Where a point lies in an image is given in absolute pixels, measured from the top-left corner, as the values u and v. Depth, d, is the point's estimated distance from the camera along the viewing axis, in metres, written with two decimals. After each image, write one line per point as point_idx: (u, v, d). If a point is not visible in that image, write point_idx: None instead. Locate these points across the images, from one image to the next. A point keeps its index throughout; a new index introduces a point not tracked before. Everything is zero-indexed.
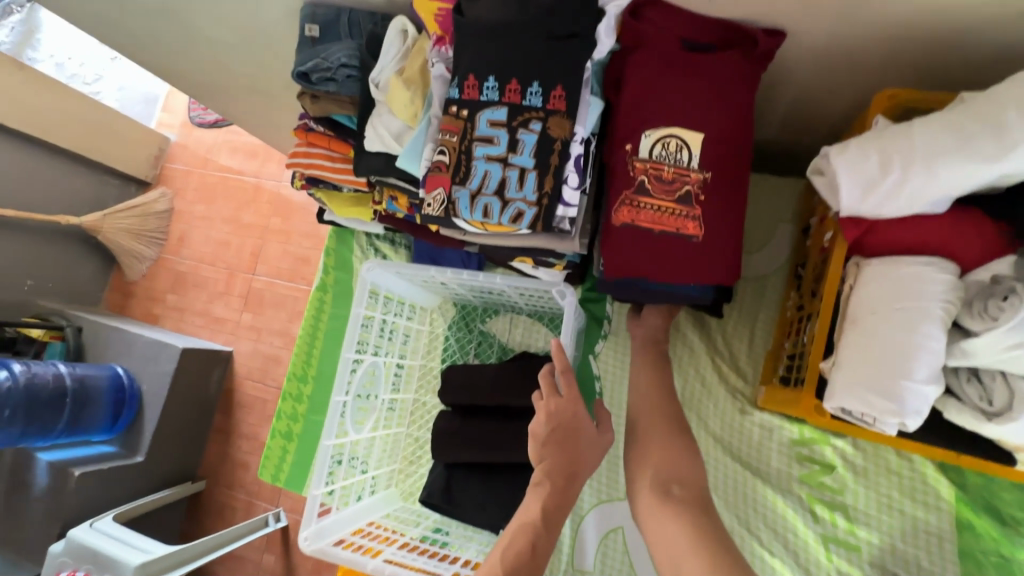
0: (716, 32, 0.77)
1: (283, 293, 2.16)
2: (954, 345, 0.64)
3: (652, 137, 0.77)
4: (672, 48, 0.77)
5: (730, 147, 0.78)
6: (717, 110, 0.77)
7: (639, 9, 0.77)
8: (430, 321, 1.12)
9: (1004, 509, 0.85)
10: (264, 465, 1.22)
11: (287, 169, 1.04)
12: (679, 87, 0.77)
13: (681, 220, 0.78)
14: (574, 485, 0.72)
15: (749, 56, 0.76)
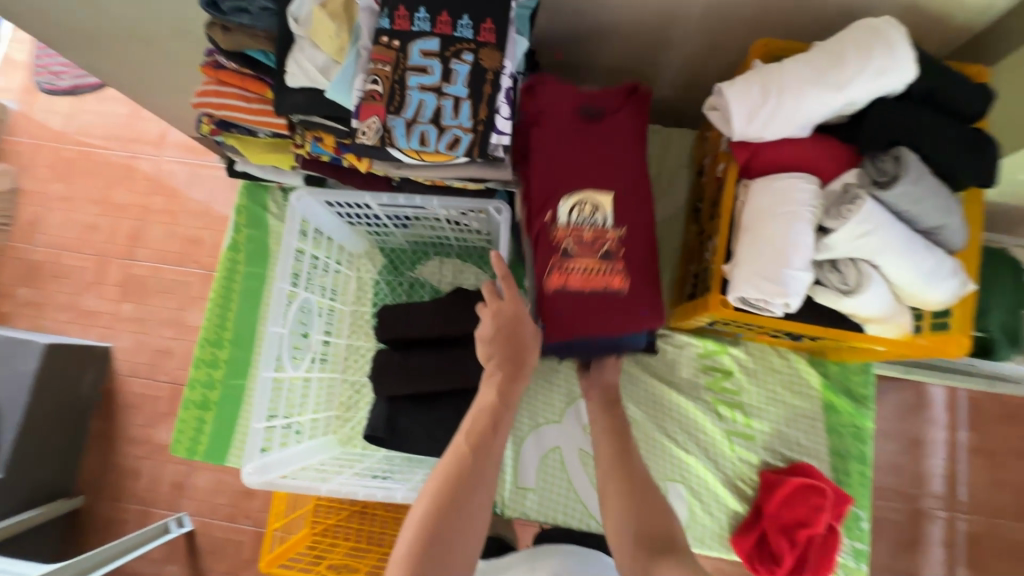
0: (605, 99, 0.91)
1: (171, 278, 1.96)
2: (820, 241, 0.79)
3: (568, 203, 0.88)
4: (568, 120, 0.90)
5: (636, 200, 0.90)
6: (619, 163, 0.89)
7: (532, 87, 0.91)
8: (358, 268, 1.16)
9: (855, 389, 1.05)
10: (176, 440, 1.12)
11: (193, 111, 0.97)
12: (581, 143, 0.89)
13: (606, 276, 0.88)
14: (522, 371, 0.84)
15: (634, 112, 0.91)
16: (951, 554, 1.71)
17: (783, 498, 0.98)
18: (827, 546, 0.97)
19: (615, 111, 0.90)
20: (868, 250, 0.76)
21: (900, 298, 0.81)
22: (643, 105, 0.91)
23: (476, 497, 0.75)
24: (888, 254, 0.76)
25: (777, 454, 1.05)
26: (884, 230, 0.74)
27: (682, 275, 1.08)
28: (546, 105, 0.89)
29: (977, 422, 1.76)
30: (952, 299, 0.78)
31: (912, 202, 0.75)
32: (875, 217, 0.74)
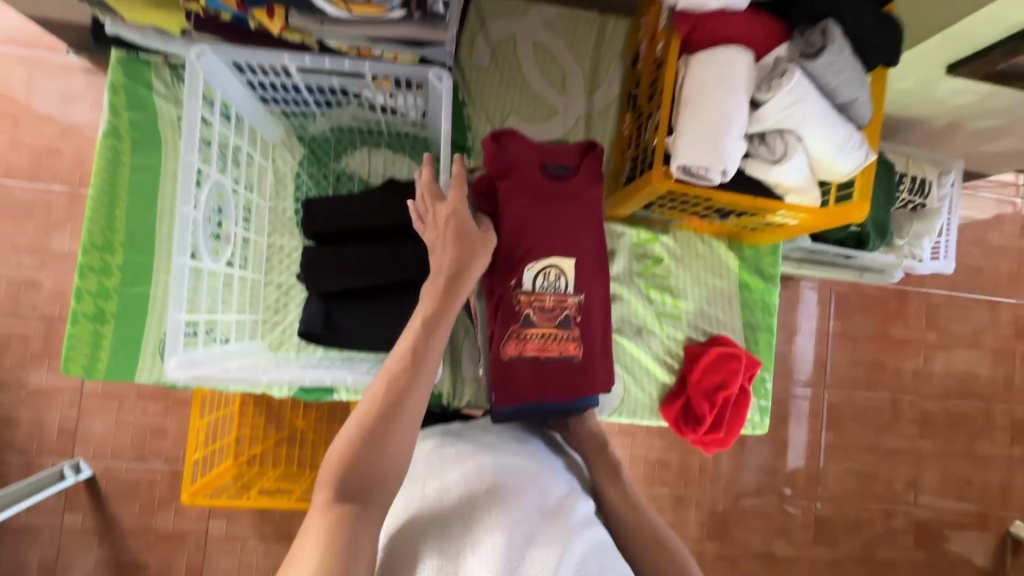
0: (571, 157, 0.92)
1: (25, 197, 1.68)
2: (752, 114, 0.83)
3: (533, 269, 0.89)
4: (537, 176, 0.89)
5: (595, 265, 0.94)
6: (582, 223, 0.92)
7: (498, 138, 0.90)
8: (275, 159, 1.04)
9: (765, 269, 1.17)
10: (67, 359, 0.96)
11: None
12: (549, 194, 0.89)
13: (563, 344, 0.92)
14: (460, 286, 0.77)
15: (596, 170, 0.93)
16: (817, 421, 2.04)
17: (705, 365, 1.08)
18: (739, 405, 1.10)
19: (580, 174, 0.91)
20: (794, 120, 0.81)
21: (817, 171, 0.88)
22: (601, 164, 0.93)
23: (415, 401, 0.71)
24: (811, 124, 0.82)
25: (699, 330, 1.15)
26: (810, 100, 0.80)
27: (618, 165, 1.10)
28: (520, 166, 0.89)
29: (841, 311, 2.07)
30: (856, 168, 0.87)
31: (834, 73, 0.80)
32: (802, 87, 0.79)
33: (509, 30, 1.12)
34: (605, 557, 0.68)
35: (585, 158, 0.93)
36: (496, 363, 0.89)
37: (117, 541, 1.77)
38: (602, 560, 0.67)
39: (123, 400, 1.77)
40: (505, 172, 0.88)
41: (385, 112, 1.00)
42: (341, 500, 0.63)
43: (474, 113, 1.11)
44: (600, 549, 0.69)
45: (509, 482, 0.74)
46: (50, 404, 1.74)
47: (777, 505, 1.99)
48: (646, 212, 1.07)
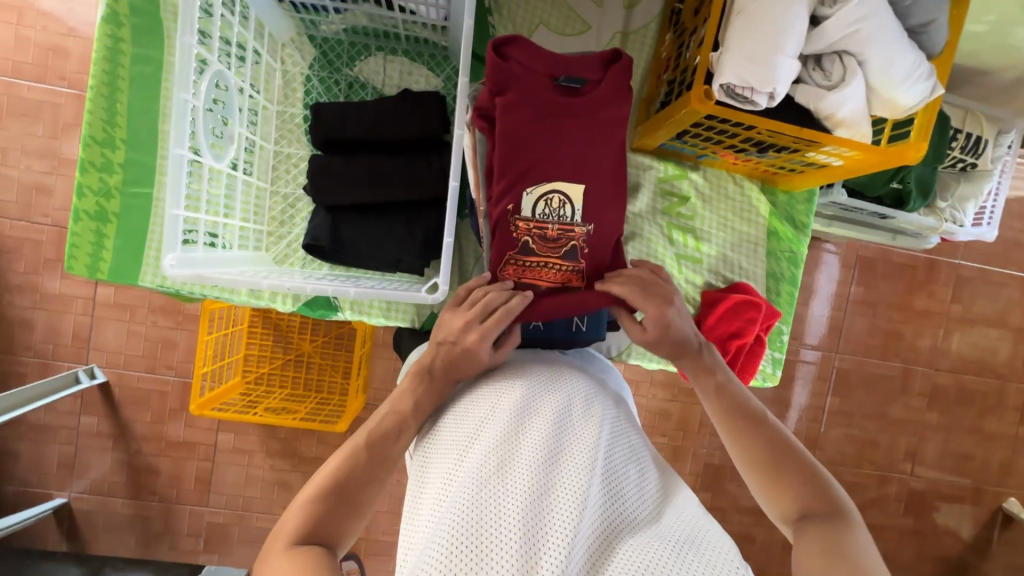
0: (590, 69, 0.82)
1: (33, 98, 1.66)
2: (811, 31, 0.74)
3: (533, 195, 0.82)
4: (544, 89, 0.81)
5: (608, 192, 0.85)
6: (593, 148, 0.83)
7: (501, 48, 0.81)
8: (284, 59, 0.97)
9: (796, 217, 1.10)
10: (71, 257, 0.94)
11: None
12: (556, 114, 0.81)
13: (567, 273, 0.86)
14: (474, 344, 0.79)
15: (616, 85, 0.82)
16: (825, 385, 2.02)
17: (723, 312, 1.04)
18: (752, 355, 1.07)
19: (600, 89, 0.82)
20: (858, 40, 0.73)
21: (874, 106, 0.80)
22: (625, 77, 0.83)
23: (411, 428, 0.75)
24: (877, 47, 0.73)
25: (719, 277, 1.10)
26: (878, 17, 0.72)
27: (651, 91, 1.02)
28: (522, 78, 0.80)
29: (864, 277, 1.99)
30: (919, 103, 0.78)
31: None
32: (870, 3, 0.72)
33: None
34: (638, 466, 0.72)
35: (610, 69, 0.83)
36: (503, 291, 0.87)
37: (130, 445, 1.84)
38: (634, 467, 0.71)
39: (134, 311, 1.79)
40: (506, 85, 0.80)
41: (402, 13, 0.92)
42: (377, 434, 0.73)
43: (500, 23, 1.02)
44: (633, 456, 0.73)
45: (545, 384, 0.76)
46: (63, 310, 1.76)
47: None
48: (676, 145, 1.00)
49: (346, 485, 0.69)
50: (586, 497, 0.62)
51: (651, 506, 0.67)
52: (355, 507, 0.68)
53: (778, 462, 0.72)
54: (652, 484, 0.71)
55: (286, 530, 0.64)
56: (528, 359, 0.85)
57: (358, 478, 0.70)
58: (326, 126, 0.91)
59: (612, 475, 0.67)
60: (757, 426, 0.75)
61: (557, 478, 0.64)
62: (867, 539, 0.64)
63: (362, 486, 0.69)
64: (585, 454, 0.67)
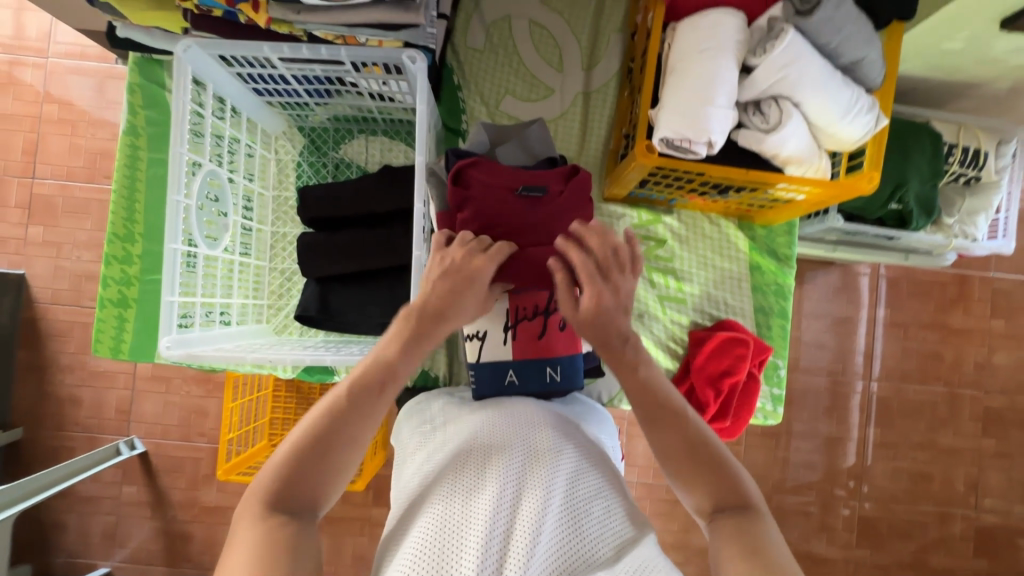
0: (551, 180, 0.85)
1: (83, 196, 1.87)
2: (743, 81, 0.78)
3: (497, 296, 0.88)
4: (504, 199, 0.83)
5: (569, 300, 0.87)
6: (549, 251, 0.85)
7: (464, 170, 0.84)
8: (277, 149, 1.08)
9: (779, 250, 1.10)
10: (96, 341, 1.05)
11: None
12: (511, 226, 0.83)
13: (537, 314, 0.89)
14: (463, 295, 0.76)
15: (575, 201, 0.86)
16: (862, 415, 1.90)
17: (712, 352, 1.03)
18: (747, 392, 1.05)
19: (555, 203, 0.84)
20: (789, 84, 0.76)
21: (822, 141, 0.82)
22: (583, 192, 0.86)
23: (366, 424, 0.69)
24: (807, 88, 0.76)
25: (706, 315, 1.10)
26: (805, 60, 0.74)
27: (616, 143, 1.07)
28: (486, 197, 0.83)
29: (891, 298, 1.91)
30: (867, 134, 0.79)
31: (834, 31, 0.74)
32: (796, 48, 0.74)
33: (505, 10, 1.10)
34: (604, 499, 0.72)
35: (569, 182, 0.86)
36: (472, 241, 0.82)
37: (167, 512, 1.92)
38: (599, 502, 0.71)
39: (169, 382, 1.91)
40: (463, 202, 0.83)
41: (378, 100, 1.01)
42: (359, 385, 0.69)
43: (470, 97, 1.10)
44: (600, 490, 0.72)
45: (513, 422, 0.78)
46: (107, 385, 1.90)
47: (815, 504, 1.88)
48: (643, 192, 1.03)
49: (322, 441, 0.66)
50: (538, 538, 0.64)
51: (614, 542, 0.67)
52: (327, 465, 0.66)
53: (693, 459, 0.71)
54: (619, 518, 0.70)
55: (255, 492, 0.63)
56: (497, 400, 0.85)
57: (331, 435, 0.67)
58: (310, 209, 1.00)
59: (572, 514, 0.68)
60: (681, 424, 0.73)
61: (513, 520, 0.65)
62: (778, 535, 0.65)
63: (336, 447, 0.67)
64: (543, 491, 0.68)
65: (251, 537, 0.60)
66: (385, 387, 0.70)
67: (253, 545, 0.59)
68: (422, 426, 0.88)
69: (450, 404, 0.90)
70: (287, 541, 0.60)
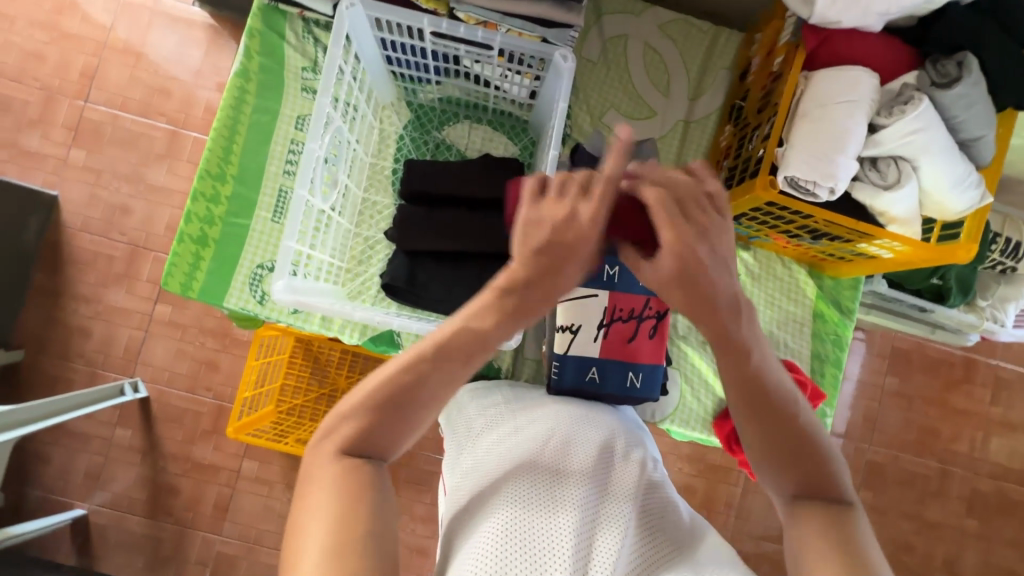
0: None
1: (132, 129, 1.84)
2: (868, 137, 0.82)
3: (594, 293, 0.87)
4: None
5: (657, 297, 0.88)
6: None
7: None
8: (383, 118, 1.09)
9: (843, 301, 1.15)
10: (168, 274, 1.03)
11: None
12: None
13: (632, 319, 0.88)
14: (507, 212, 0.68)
15: None
16: (857, 476, 1.96)
17: None
18: None
19: None
20: (913, 148, 0.80)
21: (926, 206, 0.87)
22: None
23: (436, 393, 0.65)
24: (930, 154, 0.80)
25: None
26: (933, 129, 0.79)
27: (710, 174, 1.10)
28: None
29: (900, 368, 1.98)
30: (970, 208, 0.85)
31: (964, 107, 0.79)
32: (926, 116, 0.79)
33: (624, 28, 1.14)
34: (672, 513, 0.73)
35: None
36: None
37: (157, 461, 1.87)
38: (670, 514, 0.73)
39: (185, 331, 1.87)
40: None
41: (495, 90, 1.04)
42: (439, 348, 0.64)
43: (575, 104, 1.13)
44: (668, 503, 0.74)
45: (592, 425, 0.80)
46: (120, 322, 1.85)
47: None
48: (732, 225, 1.07)
49: (398, 401, 0.64)
50: (617, 550, 0.65)
51: (683, 549, 0.69)
52: (401, 427, 0.65)
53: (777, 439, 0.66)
54: (687, 530, 0.72)
55: (326, 441, 0.63)
56: (571, 397, 0.85)
57: (407, 393, 0.64)
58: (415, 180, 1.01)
59: (647, 525, 0.70)
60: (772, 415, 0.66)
61: (600, 519, 0.67)
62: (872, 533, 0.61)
63: (410, 408, 0.64)
64: (621, 505, 0.69)
65: (335, 488, 0.59)
66: (471, 356, 0.65)
67: (339, 492, 0.60)
68: (488, 403, 0.88)
69: (515, 390, 0.92)
70: (364, 496, 0.60)
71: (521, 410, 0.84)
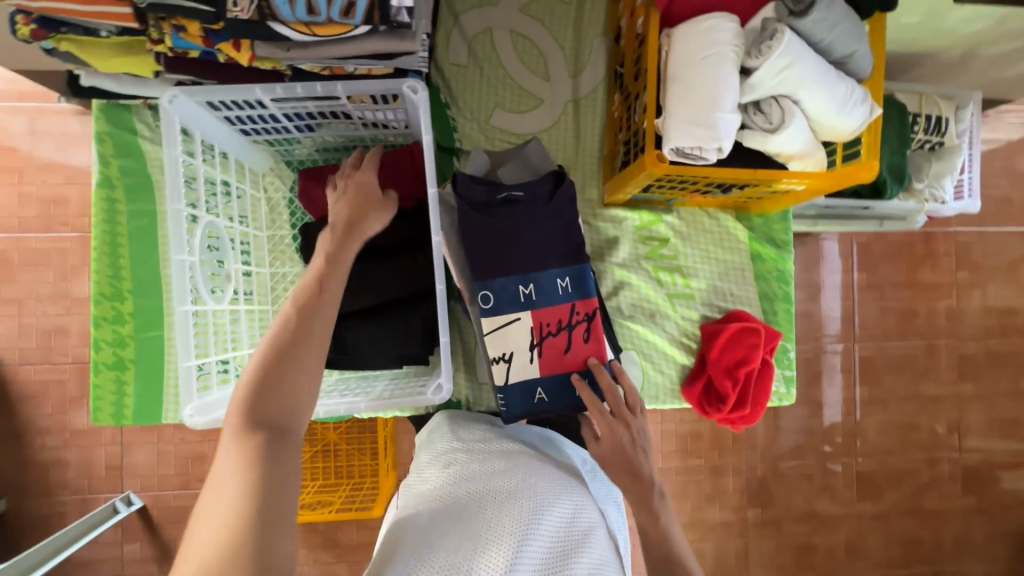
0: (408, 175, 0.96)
1: (40, 247, 1.75)
2: (743, 84, 0.79)
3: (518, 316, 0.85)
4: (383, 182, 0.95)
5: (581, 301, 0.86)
6: (552, 248, 0.85)
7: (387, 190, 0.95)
8: (266, 186, 1.04)
9: (776, 236, 1.13)
10: (96, 408, 0.99)
11: (137, 24, 0.73)
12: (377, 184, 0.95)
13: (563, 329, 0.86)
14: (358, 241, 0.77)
15: (566, 205, 0.86)
16: (849, 377, 1.99)
17: (727, 343, 1.06)
18: (763, 379, 1.08)
19: (539, 200, 0.85)
20: (789, 85, 0.77)
21: (820, 134, 0.84)
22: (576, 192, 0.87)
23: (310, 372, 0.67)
24: (807, 87, 0.77)
25: (714, 308, 1.12)
26: (804, 60, 0.76)
27: (612, 149, 1.07)
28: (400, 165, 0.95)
29: (865, 262, 1.99)
30: (863, 124, 0.82)
31: (827, 28, 0.76)
32: (794, 49, 0.75)
33: (485, 22, 1.08)
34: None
35: (561, 182, 0.86)
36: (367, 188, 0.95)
37: (175, 564, 1.84)
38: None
39: (161, 431, 1.82)
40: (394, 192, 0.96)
41: (368, 128, 0.98)
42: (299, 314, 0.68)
43: (459, 114, 1.08)
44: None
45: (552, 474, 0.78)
46: (93, 442, 1.80)
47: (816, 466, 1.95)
48: (646, 195, 1.04)
49: (291, 341, 0.66)
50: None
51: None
52: (300, 366, 0.66)
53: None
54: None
55: (233, 414, 0.62)
56: (533, 445, 0.87)
57: (285, 359, 0.65)
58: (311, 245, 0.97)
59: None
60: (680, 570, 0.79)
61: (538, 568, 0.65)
62: None
63: (296, 364, 0.66)
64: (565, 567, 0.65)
65: (237, 456, 0.58)
66: (310, 327, 0.68)
67: (240, 461, 0.59)
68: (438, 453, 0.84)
69: (490, 430, 0.90)
70: (257, 456, 0.59)
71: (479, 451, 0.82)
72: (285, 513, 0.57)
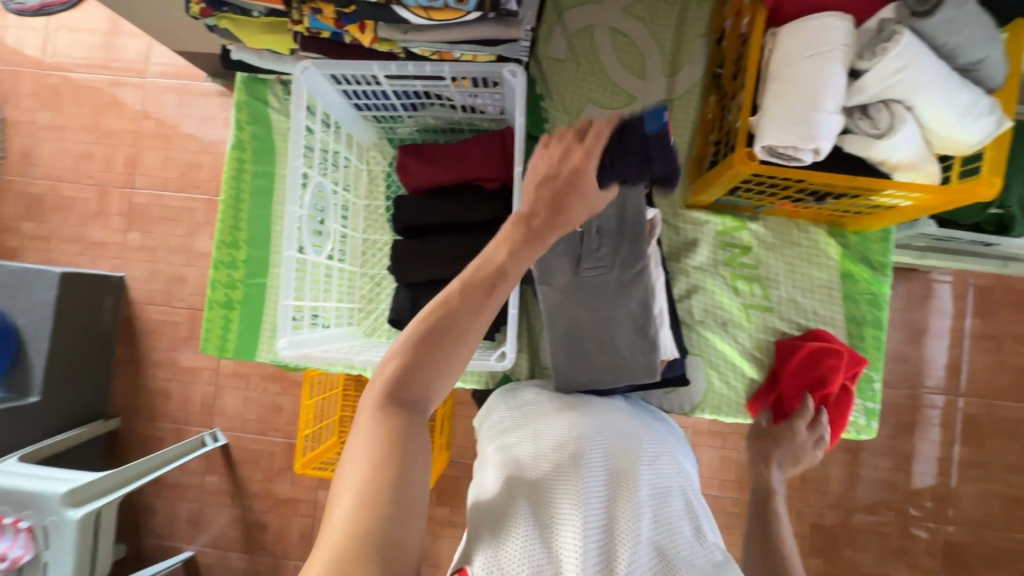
0: (493, 166, 1.00)
1: (174, 205, 1.97)
2: (851, 86, 0.76)
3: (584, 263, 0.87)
4: (468, 170, 1.01)
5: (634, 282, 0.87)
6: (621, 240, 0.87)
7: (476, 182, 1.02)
8: (369, 160, 1.14)
9: (873, 257, 1.06)
10: (205, 338, 1.13)
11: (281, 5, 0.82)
12: (462, 169, 1.01)
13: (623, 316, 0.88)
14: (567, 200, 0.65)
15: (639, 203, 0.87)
16: (950, 433, 1.73)
17: (809, 359, 1.00)
18: (841, 404, 1.01)
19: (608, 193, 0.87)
20: (902, 87, 0.73)
21: (935, 145, 0.79)
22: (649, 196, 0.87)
23: (469, 333, 0.61)
24: (924, 92, 0.73)
25: (793, 324, 1.07)
26: (923, 63, 0.71)
27: (701, 150, 1.06)
28: (485, 153, 1.00)
29: (982, 307, 1.73)
30: (986, 137, 0.75)
31: (952, 32, 0.71)
32: (912, 49, 0.71)
33: (586, 20, 1.12)
34: (690, 523, 0.68)
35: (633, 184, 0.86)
36: (455, 174, 1.01)
37: (244, 501, 2.00)
38: (689, 523, 0.68)
39: (248, 379, 1.99)
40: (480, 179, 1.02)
41: (467, 112, 1.05)
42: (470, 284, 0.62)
43: (552, 106, 1.12)
44: (689, 512, 0.69)
45: (610, 434, 0.76)
46: (192, 380, 1.99)
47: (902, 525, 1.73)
48: (731, 198, 1.02)
49: (440, 331, 0.60)
50: (639, 535, 0.62)
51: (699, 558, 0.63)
52: (445, 358, 0.61)
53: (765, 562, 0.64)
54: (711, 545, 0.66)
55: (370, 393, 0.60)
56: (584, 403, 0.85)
57: (442, 334, 0.60)
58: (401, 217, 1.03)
59: (664, 514, 0.67)
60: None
61: (612, 514, 0.64)
62: None
63: (450, 345, 0.60)
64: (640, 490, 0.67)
65: (377, 435, 0.56)
66: (496, 285, 0.62)
67: (377, 436, 0.57)
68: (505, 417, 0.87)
69: (540, 394, 0.90)
70: (400, 436, 0.57)
71: (527, 418, 0.83)
72: (414, 488, 0.55)
